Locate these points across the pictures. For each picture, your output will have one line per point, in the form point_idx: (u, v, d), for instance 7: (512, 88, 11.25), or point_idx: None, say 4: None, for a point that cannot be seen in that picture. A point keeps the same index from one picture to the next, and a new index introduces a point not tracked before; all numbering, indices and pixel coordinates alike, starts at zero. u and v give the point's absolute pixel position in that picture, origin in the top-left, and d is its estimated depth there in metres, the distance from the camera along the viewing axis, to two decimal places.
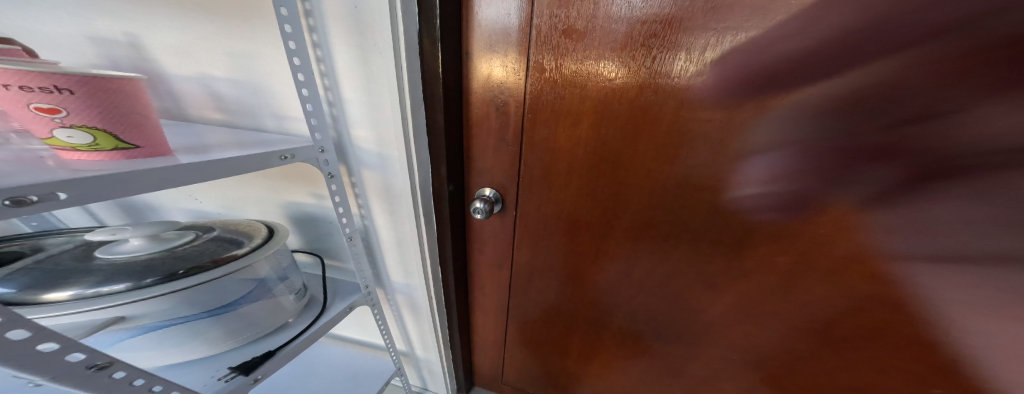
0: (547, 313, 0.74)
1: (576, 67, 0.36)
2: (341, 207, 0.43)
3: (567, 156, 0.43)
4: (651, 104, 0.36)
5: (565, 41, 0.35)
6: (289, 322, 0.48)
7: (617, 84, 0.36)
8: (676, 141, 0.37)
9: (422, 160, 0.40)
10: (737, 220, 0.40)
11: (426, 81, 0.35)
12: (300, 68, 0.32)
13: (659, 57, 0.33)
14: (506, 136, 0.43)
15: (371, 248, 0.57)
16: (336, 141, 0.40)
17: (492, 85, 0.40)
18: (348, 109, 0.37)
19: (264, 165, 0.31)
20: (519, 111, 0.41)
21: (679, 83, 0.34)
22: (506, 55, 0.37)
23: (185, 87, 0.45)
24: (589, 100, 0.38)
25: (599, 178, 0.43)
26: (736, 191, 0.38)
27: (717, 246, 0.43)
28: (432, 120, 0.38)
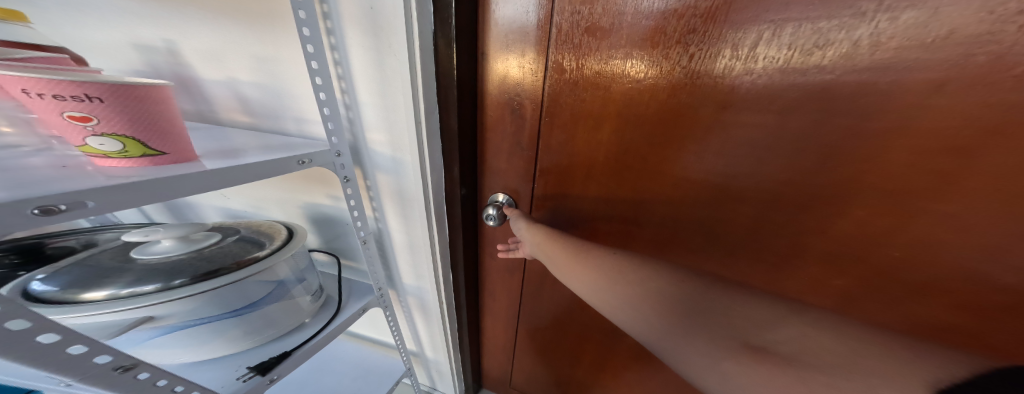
0: (558, 321, 0.72)
1: (599, 68, 0.34)
2: (356, 211, 0.43)
3: (587, 161, 0.41)
4: (683, 106, 0.33)
5: (587, 39, 0.33)
6: (306, 322, 0.49)
7: (645, 84, 0.33)
8: (708, 145, 0.34)
9: (437, 165, 0.39)
10: (772, 232, 0.37)
11: (442, 85, 0.34)
12: (319, 72, 0.32)
13: (695, 54, 0.30)
14: (522, 140, 0.42)
15: (385, 251, 0.57)
16: (352, 145, 0.40)
17: (507, 85, 0.38)
18: (364, 113, 0.36)
19: (283, 171, 0.32)
20: (535, 113, 0.39)
21: (716, 83, 0.31)
22: (523, 54, 0.35)
23: (216, 91, 0.47)
24: (612, 102, 0.36)
25: (620, 184, 0.41)
26: (775, 200, 0.34)
27: (750, 260, 0.40)
28: (447, 124, 0.37)
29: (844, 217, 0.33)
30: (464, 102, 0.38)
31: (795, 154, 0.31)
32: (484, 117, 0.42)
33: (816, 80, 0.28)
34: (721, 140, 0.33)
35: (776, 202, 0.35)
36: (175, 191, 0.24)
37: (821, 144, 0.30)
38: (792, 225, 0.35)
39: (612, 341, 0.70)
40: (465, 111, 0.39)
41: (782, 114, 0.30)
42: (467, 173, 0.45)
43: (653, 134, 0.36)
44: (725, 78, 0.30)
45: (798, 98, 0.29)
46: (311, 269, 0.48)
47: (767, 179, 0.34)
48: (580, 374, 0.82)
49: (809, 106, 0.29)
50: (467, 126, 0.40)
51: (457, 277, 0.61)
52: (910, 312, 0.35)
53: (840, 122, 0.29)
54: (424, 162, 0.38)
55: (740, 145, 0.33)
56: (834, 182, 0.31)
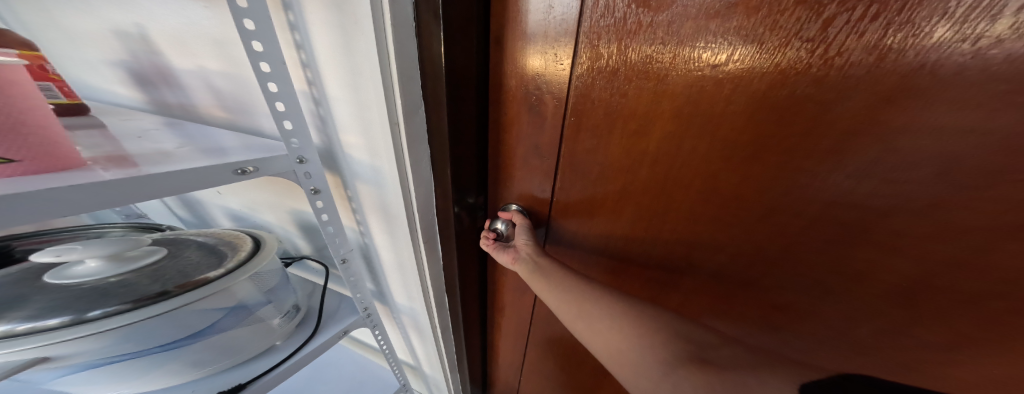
0: (574, 346, 0.65)
1: (651, 51, 0.25)
2: (331, 226, 0.36)
3: (623, 174, 0.33)
4: (791, 99, 0.23)
5: (636, 9, 0.24)
6: (276, 344, 0.43)
7: (730, 71, 0.24)
8: (816, 156, 0.24)
9: (424, 174, 0.32)
10: (879, 274, 0.27)
11: (427, 75, 0.26)
12: (264, 55, 0.23)
13: (836, 18, 0.20)
14: (540, 146, 0.35)
15: (373, 266, 0.51)
16: (325, 147, 0.33)
17: (523, 77, 0.31)
18: (336, 108, 0.29)
19: (218, 179, 0.24)
20: (557, 112, 0.32)
21: (882, 63, 0.20)
22: (543, 38, 0.28)
23: (188, 82, 0.39)
24: (670, 98, 0.27)
25: (674, 201, 0.32)
26: (874, 234, 0.26)
27: (819, 301, 0.31)
28: (437, 125, 0.30)
29: (980, 257, 0.24)
30: (458, 96, 0.30)
31: (927, 171, 0.22)
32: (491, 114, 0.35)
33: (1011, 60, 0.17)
34: (828, 151, 0.24)
35: (880, 236, 0.26)
36: (54, 208, 0.18)
37: (971, 161, 0.21)
38: (894, 267, 0.26)
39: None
40: (462, 109, 0.31)
41: (936, 112, 0.20)
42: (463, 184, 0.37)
43: (725, 141, 0.27)
44: (896, 53, 0.19)
45: (954, 93, 0.19)
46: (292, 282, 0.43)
47: (885, 206, 0.24)
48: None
49: (974, 106, 0.19)
50: (462, 128, 0.32)
51: (454, 297, 0.54)
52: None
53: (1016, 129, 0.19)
54: (411, 170, 0.31)
55: (838, 159, 0.24)
56: (984, 213, 0.22)
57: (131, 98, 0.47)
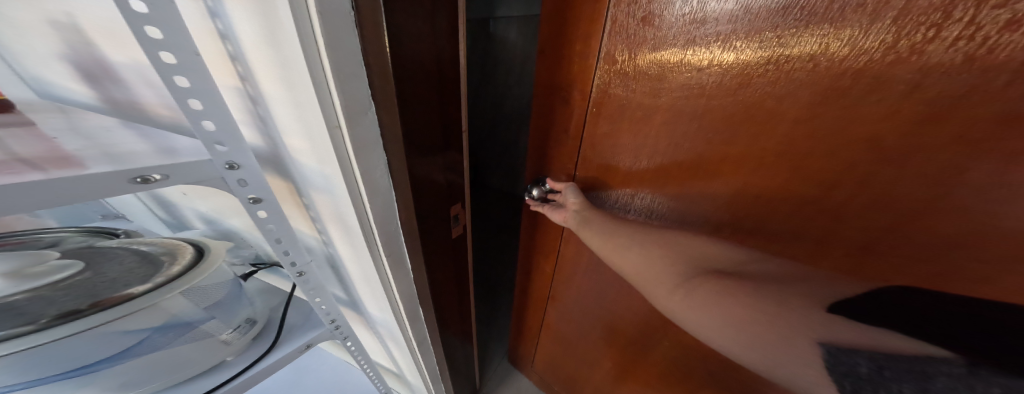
0: (579, 311, 0.76)
1: (653, 57, 0.36)
2: (281, 238, 0.33)
3: (630, 151, 0.43)
4: (751, 94, 0.31)
5: (644, 28, 0.35)
6: (227, 360, 0.39)
7: (710, 72, 0.33)
8: (773, 136, 0.31)
9: (380, 180, 0.30)
10: (834, 244, 0.31)
11: (374, 72, 0.24)
12: (166, 44, 0.19)
13: (784, 35, 0.27)
14: (570, 128, 0.48)
15: (341, 274, 0.47)
16: (269, 151, 0.29)
17: (570, 79, 0.44)
18: (274, 108, 0.25)
19: (110, 188, 0.20)
20: (583, 101, 0.45)
21: (815, 68, 0.27)
22: (582, 53, 0.41)
23: (122, 75, 0.33)
24: (666, 91, 0.37)
25: (669, 175, 0.41)
26: (823, 206, 0.31)
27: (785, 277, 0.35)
28: (390, 125, 0.28)
29: (910, 237, 0.27)
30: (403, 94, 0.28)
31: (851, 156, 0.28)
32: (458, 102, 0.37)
33: (896, 63, 0.23)
34: (780, 134, 0.31)
35: (830, 213, 0.31)
36: None
37: (883, 142, 0.26)
38: (844, 239, 0.30)
39: (635, 349, 0.69)
40: (418, 106, 0.30)
41: (858, 105, 0.26)
42: (420, 186, 0.36)
43: (705, 126, 0.35)
44: (826, 61, 0.26)
45: (856, 89, 0.26)
46: (244, 297, 0.41)
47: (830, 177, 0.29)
48: (602, 373, 0.84)
49: (888, 98, 0.25)
50: (419, 127, 0.32)
51: (425, 304, 0.53)
52: None
53: (914, 119, 0.24)
54: (362, 177, 0.28)
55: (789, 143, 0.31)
56: (911, 186, 0.26)
57: (65, 90, 0.41)
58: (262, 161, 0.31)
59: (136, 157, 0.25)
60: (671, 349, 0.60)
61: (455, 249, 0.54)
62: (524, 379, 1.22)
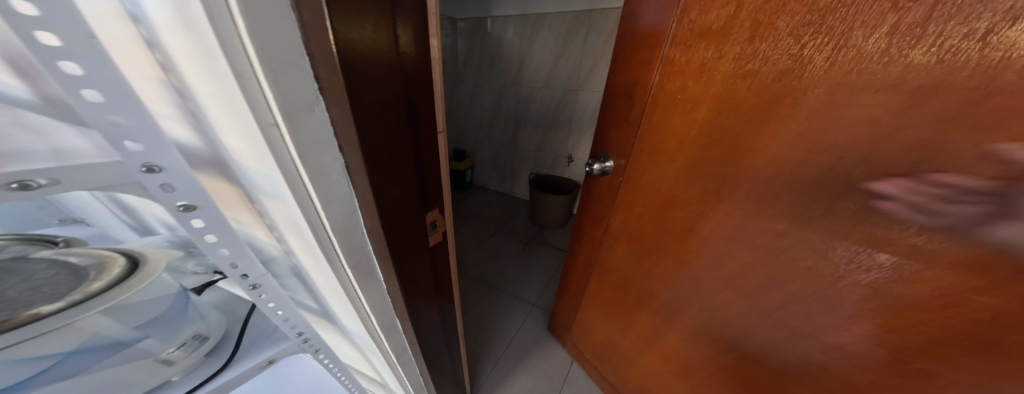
0: (614, 273, 0.93)
1: (702, 61, 0.53)
2: (225, 248, 0.29)
3: (677, 127, 0.61)
4: (775, 86, 0.46)
5: (699, 39, 0.52)
6: (173, 380, 0.36)
7: (747, 69, 0.48)
8: (785, 110, 0.46)
9: (336, 186, 0.27)
10: (855, 190, 0.42)
11: (320, 64, 0.21)
12: (47, 22, 0.16)
13: (806, 44, 0.41)
14: (629, 116, 0.71)
15: (308, 285, 0.43)
16: (205, 152, 0.25)
17: (637, 78, 0.67)
18: (204, 104, 0.22)
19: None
20: (645, 93, 0.66)
21: (829, 68, 0.40)
22: (651, 58, 0.62)
23: None
24: (713, 89, 0.53)
25: (711, 149, 0.57)
26: (839, 159, 0.42)
27: (811, 226, 0.48)
28: (344, 125, 0.25)
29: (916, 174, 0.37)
30: (357, 94, 0.25)
31: (851, 129, 0.41)
32: (428, 103, 0.35)
33: (885, 63, 0.36)
34: (794, 114, 0.45)
35: (854, 159, 0.41)
36: None
37: (861, 118, 0.39)
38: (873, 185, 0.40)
39: (663, 310, 0.82)
40: (384, 106, 0.28)
41: (852, 93, 0.39)
42: (391, 193, 0.33)
43: (738, 110, 0.51)
44: (837, 62, 0.40)
45: (856, 80, 0.39)
46: (190, 313, 0.38)
47: (844, 142, 0.41)
48: (632, 339, 0.97)
49: (866, 87, 0.38)
50: (386, 129, 0.29)
51: (402, 315, 0.50)
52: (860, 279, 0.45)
53: (894, 98, 0.36)
54: (312, 182, 0.25)
55: (803, 123, 0.44)
56: (900, 143, 0.37)
57: None
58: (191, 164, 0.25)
59: (82, 155, 0.20)
60: (701, 310, 0.72)
61: (434, 258, 0.52)
62: (521, 382, 1.21)
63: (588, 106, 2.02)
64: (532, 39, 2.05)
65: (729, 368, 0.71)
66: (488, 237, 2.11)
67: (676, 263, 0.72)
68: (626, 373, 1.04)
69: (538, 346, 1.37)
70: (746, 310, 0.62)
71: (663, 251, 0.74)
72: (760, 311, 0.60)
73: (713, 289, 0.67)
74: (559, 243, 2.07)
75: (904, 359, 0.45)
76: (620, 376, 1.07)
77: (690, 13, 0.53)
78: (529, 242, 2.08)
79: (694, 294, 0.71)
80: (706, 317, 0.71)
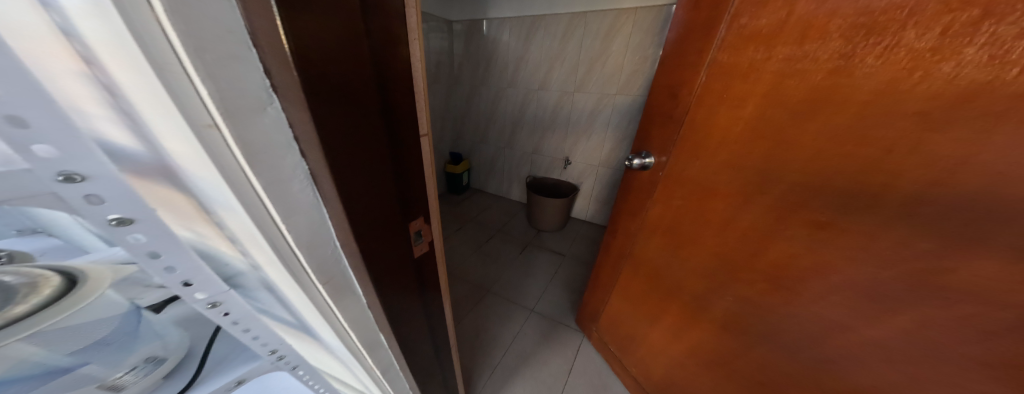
0: (644, 267, 0.95)
1: (749, 61, 0.56)
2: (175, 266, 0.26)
3: (721, 124, 0.64)
4: (824, 84, 0.48)
5: (749, 40, 0.56)
6: None
7: (796, 68, 0.51)
8: (832, 106, 0.48)
9: (300, 196, 0.24)
10: (898, 182, 0.44)
11: (271, 60, 0.18)
12: None
13: (856, 44, 0.44)
14: (672, 114, 0.75)
15: (283, 301, 0.37)
16: (150, 161, 0.21)
17: (681, 78, 0.71)
18: (140, 107, 0.18)
19: None
20: (688, 92, 0.69)
21: (880, 65, 0.43)
22: (697, 58, 0.65)
23: None
24: (758, 89, 0.56)
25: (755, 144, 0.59)
26: (882, 153, 0.45)
27: (857, 215, 0.49)
28: (303, 128, 0.22)
29: (965, 165, 0.38)
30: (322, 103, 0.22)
31: (900, 123, 0.42)
32: (410, 106, 0.32)
33: (938, 60, 0.38)
34: (842, 110, 0.47)
35: (902, 151, 0.43)
36: None
37: (910, 113, 0.41)
38: (918, 177, 0.42)
39: (692, 304, 0.83)
40: (354, 111, 0.25)
41: (899, 90, 0.42)
42: (368, 204, 0.30)
43: (786, 106, 0.53)
44: (887, 60, 0.42)
45: (904, 78, 0.41)
46: (141, 335, 0.38)
47: (891, 136, 0.44)
48: (658, 332, 0.98)
49: (915, 84, 0.40)
50: (359, 136, 0.26)
51: (385, 330, 0.47)
52: (899, 272, 0.46)
53: (945, 93, 0.39)
54: (267, 193, 0.22)
55: (853, 117, 0.46)
56: (947, 136, 0.39)
57: None
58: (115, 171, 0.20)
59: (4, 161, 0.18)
60: (733, 303, 0.72)
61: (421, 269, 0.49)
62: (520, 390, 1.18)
63: (586, 107, 2.00)
64: (528, 41, 2.03)
65: (755, 361, 0.72)
66: (484, 242, 2.07)
67: (711, 256, 0.73)
68: (651, 368, 1.05)
69: (536, 353, 1.33)
70: (783, 302, 0.62)
71: (698, 244, 0.75)
72: (796, 304, 0.60)
73: (746, 282, 0.68)
74: (557, 247, 2.05)
75: (937, 351, 0.45)
76: (644, 369, 1.09)
77: (737, 17, 0.56)
78: (525, 246, 2.04)
79: (726, 285, 0.72)
80: (739, 310, 0.71)
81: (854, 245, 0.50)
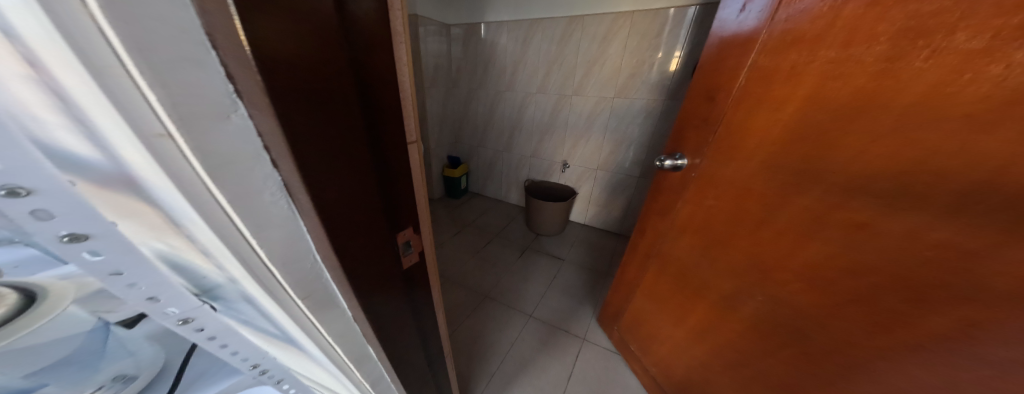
0: (670, 266, 0.95)
1: (793, 63, 0.56)
2: (140, 282, 0.25)
3: (758, 127, 0.64)
4: (866, 86, 0.47)
5: (792, 44, 0.55)
6: None
7: (838, 71, 0.50)
8: (873, 108, 0.47)
9: (274, 208, 0.23)
10: (941, 184, 0.43)
11: (239, 68, 0.17)
12: None
13: (899, 48, 0.44)
14: (710, 117, 0.75)
15: (265, 312, 0.33)
16: (108, 170, 0.18)
17: (718, 82, 0.72)
18: (91, 114, 0.16)
19: None
20: (727, 94, 0.69)
21: (923, 68, 0.42)
22: (738, 62, 0.66)
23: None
24: (799, 91, 0.56)
25: (794, 145, 0.58)
26: (922, 156, 0.44)
27: (895, 219, 0.48)
28: (273, 139, 0.20)
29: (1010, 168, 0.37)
30: (293, 111, 0.21)
31: (946, 125, 0.41)
32: (397, 114, 0.31)
33: (986, 62, 0.37)
34: (886, 113, 0.46)
35: (944, 153, 0.42)
36: None
37: (954, 115, 0.40)
38: (959, 180, 0.41)
39: (720, 306, 0.82)
40: (332, 118, 0.24)
41: (942, 94, 0.41)
42: (350, 215, 0.29)
43: (828, 108, 0.52)
44: (932, 63, 0.41)
45: (948, 83, 0.40)
46: (107, 354, 0.38)
47: (934, 139, 0.42)
48: (681, 332, 0.97)
49: (957, 88, 0.40)
50: (339, 146, 0.25)
51: (375, 343, 0.46)
52: (937, 277, 0.45)
53: (993, 98, 0.37)
54: (233, 206, 0.21)
55: (898, 119, 0.45)
56: (990, 140, 0.38)
57: None
58: (74, 179, 0.18)
59: None
60: (762, 303, 0.71)
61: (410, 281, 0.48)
62: None
63: (585, 109, 1.99)
64: (525, 44, 2.03)
65: (782, 365, 0.71)
66: (483, 246, 2.06)
67: (741, 256, 0.72)
68: (672, 370, 1.04)
69: (535, 359, 1.31)
70: (816, 304, 0.61)
71: (730, 244, 0.74)
72: (828, 306, 0.59)
73: (778, 284, 0.66)
74: (557, 251, 2.03)
75: (971, 360, 0.44)
76: (665, 369, 1.08)
77: (780, 22, 0.57)
78: (524, 250, 2.03)
79: (756, 285, 0.71)
80: (768, 311, 0.70)
81: (891, 248, 0.49)
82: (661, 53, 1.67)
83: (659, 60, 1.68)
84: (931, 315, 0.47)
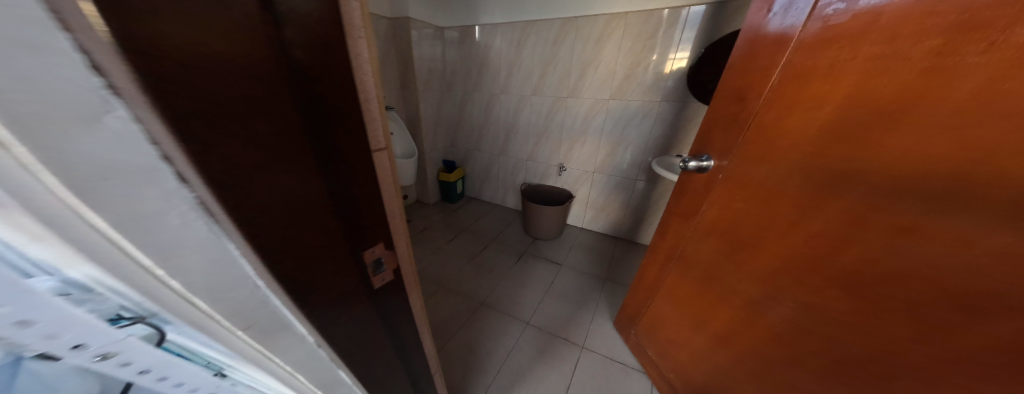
0: (691, 270, 0.92)
1: (832, 60, 0.53)
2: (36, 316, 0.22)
3: (789, 127, 0.61)
4: (914, 83, 0.44)
5: (831, 41, 0.53)
6: None
7: (882, 67, 0.47)
8: (921, 106, 0.44)
9: (187, 227, 0.19)
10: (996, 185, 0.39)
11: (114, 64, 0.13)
12: None
13: (951, 43, 0.40)
14: (738, 118, 0.72)
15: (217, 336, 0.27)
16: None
17: (748, 81, 0.69)
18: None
19: None
20: (757, 95, 0.67)
21: (980, 64, 0.38)
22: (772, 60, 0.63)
23: None
24: (839, 88, 0.52)
25: (829, 144, 0.54)
26: (977, 156, 0.40)
27: (942, 224, 0.44)
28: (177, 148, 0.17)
29: None
30: (203, 111, 0.17)
31: (1002, 125, 0.37)
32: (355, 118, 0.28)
33: None
34: (937, 110, 0.42)
35: (1001, 153, 0.38)
36: None
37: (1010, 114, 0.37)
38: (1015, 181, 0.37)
39: (746, 312, 0.78)
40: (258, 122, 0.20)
41: (998, 93, 0.37)
42: (292, 233, 0.26)
43: (871, 106, 0.49)
44: (990, 58, 0.38)
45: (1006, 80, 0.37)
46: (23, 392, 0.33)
47: (989, 138, 0.39)
48: (703, 337, 0.93)
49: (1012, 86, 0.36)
50: (274, 153, 0.22)
51: (345, 367, 0.42)
52: (990, 287, 0.41)
53: None
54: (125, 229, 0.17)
55: (949, 117, 0.41)
56: None
57: None
58: None
59: None
60: (793, 310, 0.67)
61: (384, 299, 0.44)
62: None
63: (580, 112, 1.96)
64: (520, 46, 2.00)
65: (809, 374, 0.66)
66: (479, 251, 2.01)
67: (771, 260, 0.69)
68: (692, 378, 1.00)
69: (532, 369, 1.26)
70: (854, 312, 0.57)
71: (758, 247, 0.71)
72: (867, 314, 0.54)
73: (810, 291, 0.62)
74: (556, 256, 1.98)
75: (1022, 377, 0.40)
76: (682, 375, 1.04)
77: (819, 20, 0.54)
78: (522, 255, 1.98)
79: (785, 290, 0.67)
80: (798, 318, 0.66)
81: (938, 254, 0.45)
82: (655, 55, 1.64)
83: (654, 61, 1.66)
84: (985, 327, 0.42)
